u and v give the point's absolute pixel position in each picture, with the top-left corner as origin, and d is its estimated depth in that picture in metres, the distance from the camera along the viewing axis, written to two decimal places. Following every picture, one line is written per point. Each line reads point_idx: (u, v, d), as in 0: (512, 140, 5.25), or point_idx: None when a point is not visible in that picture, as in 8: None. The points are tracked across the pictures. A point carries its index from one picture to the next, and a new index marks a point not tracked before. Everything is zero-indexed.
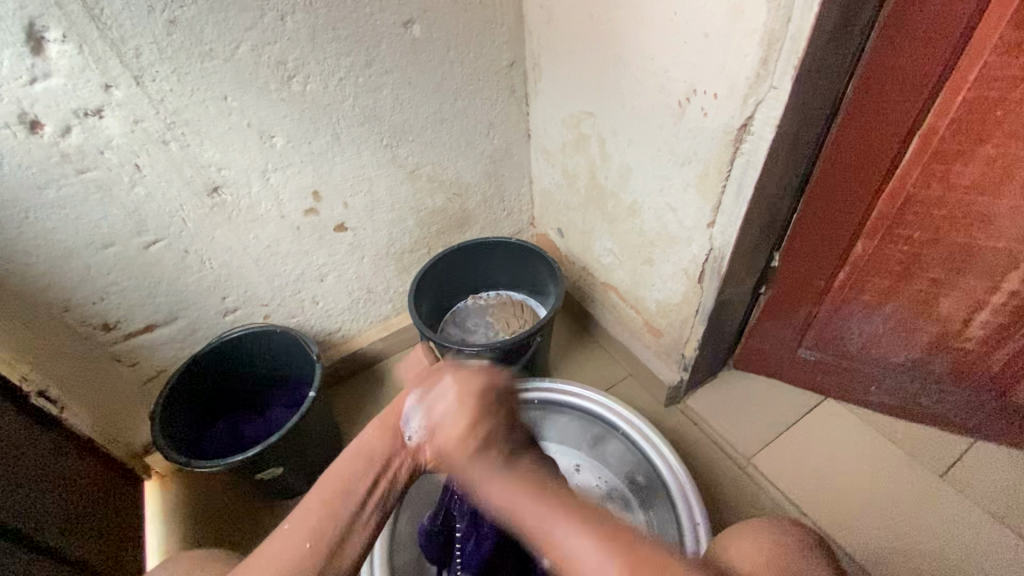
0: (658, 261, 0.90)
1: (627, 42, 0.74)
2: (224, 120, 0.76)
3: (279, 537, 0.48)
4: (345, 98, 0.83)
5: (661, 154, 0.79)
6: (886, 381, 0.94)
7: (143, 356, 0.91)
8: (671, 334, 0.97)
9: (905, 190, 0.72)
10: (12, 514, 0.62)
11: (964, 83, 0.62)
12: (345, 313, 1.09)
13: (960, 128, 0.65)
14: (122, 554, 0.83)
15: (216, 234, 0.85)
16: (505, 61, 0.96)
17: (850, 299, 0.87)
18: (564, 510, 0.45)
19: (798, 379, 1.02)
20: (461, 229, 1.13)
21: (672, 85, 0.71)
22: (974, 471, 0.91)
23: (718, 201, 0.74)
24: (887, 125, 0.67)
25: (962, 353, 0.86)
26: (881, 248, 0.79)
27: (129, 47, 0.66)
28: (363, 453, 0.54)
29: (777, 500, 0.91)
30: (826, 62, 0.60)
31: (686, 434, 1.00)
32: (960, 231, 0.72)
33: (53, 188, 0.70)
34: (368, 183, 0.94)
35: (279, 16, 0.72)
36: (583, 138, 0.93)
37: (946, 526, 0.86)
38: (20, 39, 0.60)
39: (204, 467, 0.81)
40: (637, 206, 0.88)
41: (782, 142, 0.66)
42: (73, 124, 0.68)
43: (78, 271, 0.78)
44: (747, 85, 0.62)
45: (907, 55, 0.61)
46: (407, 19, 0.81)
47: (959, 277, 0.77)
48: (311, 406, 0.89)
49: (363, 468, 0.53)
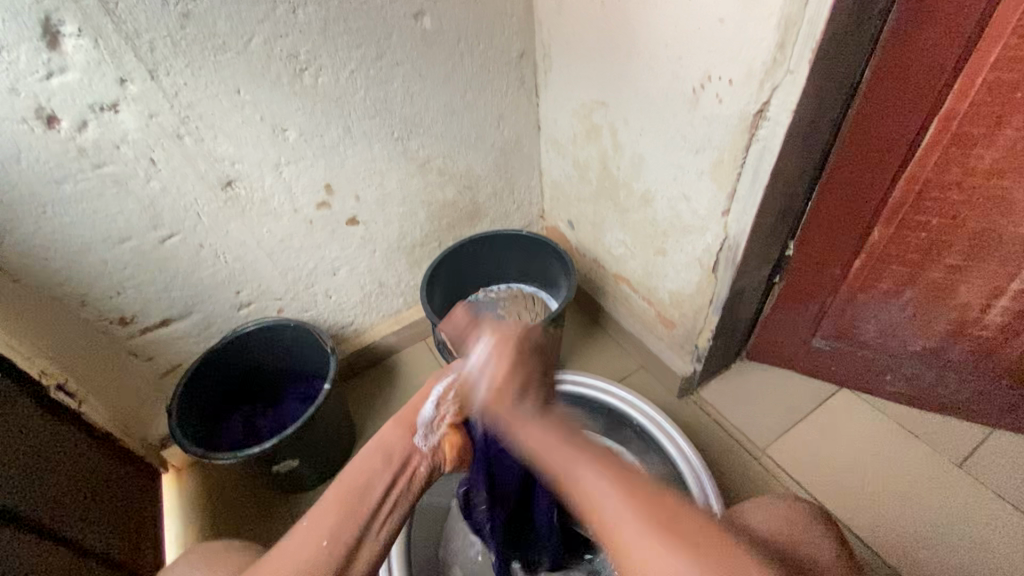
0: (672, 251, 0.90)
1: (639, 30, 0.74)
2: (237, 114, 0.76)
3: (299, 532, 0.48)
4: (356, 91, 0.83)
5: (674, 142, 0.78)
6: (902, 369, 0.94)
7: (159, 350, 0.92)
8: (685, 325, 0.97)
9: (923, 176, 0.71)
10: (30, 505, 0.63)
11: (984, 65, 0.61)
12: (357, 306, 1.09)
13: (979, 111, 0.64)
14: (140, 546, 0.83)
15: (229, 229, 0.86)
16: (515, 52, 0.95)
17: (866, 287, 0.86)
18: (612, 468, 0.43)
19: (812, 369, 1.01)
20: (471, 222, 1.13)
21: (685, 73, 0.71)
22: (991, 460, 0.91)
23: (733, 188, 0.73)
24: (903, 111, 0.66)
25: (979, 341, 0.85)
26: (898, 235, 0.78)
27: (143, 41, 0.66)
28: (380, 448, 0.55)
29: (794, 491, 0.90)
30: (843, 45, 0.59)
31: (699, 425, 1.00)
32: (981, 217, 0.72)
33: (71, 182, 0.71)
34: (379, 176, 0.94)
35: (291, 8, 0.72)
36: (594, 129, 0.93)
37: (965, 515, 0.85)
38: (36, 34, 0.61)
39: (222, 459, 0.82)
40: (650, 196, 0.88)
41: (798, 127, 0.65)
42: (89, 118, 0.68)
43: (95, 265, 0.78)
44: (764, 70, 0.61)
45: (925, 39, 0.60)
46: (418, 11, 0.81)
47: (978, 263, 0.76)
48: (324, 400, 0.89)
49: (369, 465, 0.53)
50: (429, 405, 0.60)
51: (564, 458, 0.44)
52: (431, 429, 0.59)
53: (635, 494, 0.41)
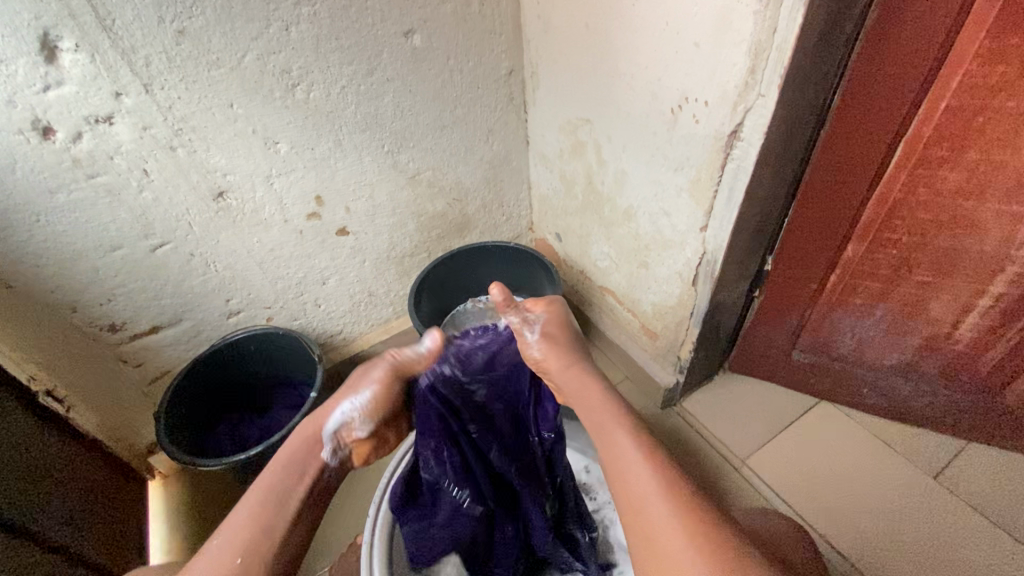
0: (654, 265, 0.92)
1: (621, 52, 0.77)
2: (229, 127, 0.78)
3: (214, 548, 0.51)
4: (347, 106, 0.85)
5: (655, 160, 0.81)
6: (878, 382, 0.96)
7: (148, 358, 0.93)
8: (667, 337, 0.98)
9: (892, 196, 0.74)
10: (17, 509, 0.64)
11: (945, 92, 0.64)
12: (346, 316, 1.11)
13: (943, 135, 0.67)
14: (125, 552, 0.84)
15: (220, 238, 0.87)
16: (503, 70, 0.98)
17: (841, 302, 0.89)
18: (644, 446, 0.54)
19: (793, 381, 1.03)
20: (461, 233, 1.15)
21: (664, 93, 0.73)
22: (966, 472, 0.93)
23: (710, 205, 0.76)
24: (871, 134, 0.69)
25: (952, 356, 0.88)
26: (870, 253, 0.81)
27: (139, 56, 0.68)
28: (290, 462, 0.58)
29: (773, 502, 0.92)
30: (811, 71, 0.62)
31: (682, 435, 1.02)
32: (948, 235, 0.74)
33: (64, 192, 0.72)
34: (369, 188, 0.96)
35: (284, 26, 0.74)
36: (579, 144, 0.96)
37: (940, 527, 0.87)
38: (34, 48, 0.63)
39: (208, 466, 0.83)
40: (632, 211, 0.90)
41: (770, 148, 0.68)
42: (84, 130, 0.70)
43: (87, 273, 0.80)
44: (736, 93, 0.64)
45: (889, 67, 0.63)
46: (408, 29, 0.84)
47: (947, 280, 0.79)
48: (311, 408, 0.90)
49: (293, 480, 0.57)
50: (340, 412, 0.62)
51: (608, 424, 0.57)
52: (339, 441, 0.62)
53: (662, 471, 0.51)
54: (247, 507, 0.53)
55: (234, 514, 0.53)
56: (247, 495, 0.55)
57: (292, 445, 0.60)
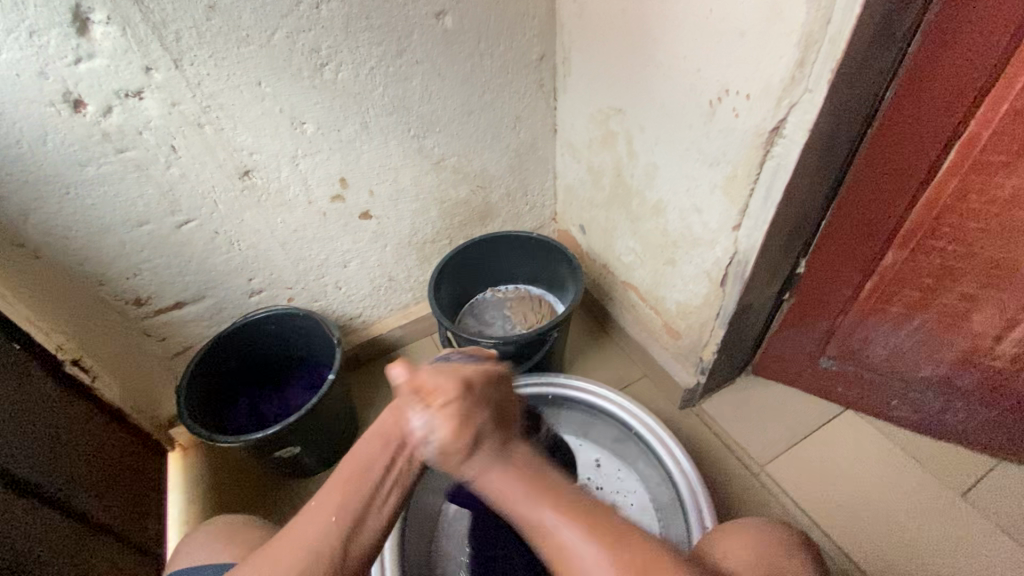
0: (681, 263, 0.89)
1: (659, 40, 0.74)
2: (258, 105, 0.78)
3: (310, 515, 0.48)
4: (375, 88, 0.84)
5: (689, 154, 0.78)
6: (909, 394, 0.92)
7: (170, 332, 0.94)
8: (690, 337, 0.96)
9: (940, 202, 0.70)
10: (44, 476, 0.66)
11: (1009, 94, 0.59)
12: (366, 299, 1.11)
13: (1003, 139, 0.62)
14: (146, 521, 0.86)
15: (244, 217, 0.87)
16: (535, 55, 0.95)
17: (876, 310, 0.85)
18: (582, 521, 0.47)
19: (818, 387, 1.01)
20: (483, 222, 1.14)
21: (704, 85, 0.70)
22: (994, 492, 0.89)
23: (746, 204, 0.73)
24: (922, 136, 0.65)
25: (991, 372, 0.83)
26: (912, 260, 0.77)
27: (169, 31, 0.67)
28: (384, 436, 0.53)
29: (789, 509, 0.90)
30: (864, 67, 0.59)
31: (700, 437, 1.00)
32: (997, 246, 0.70)
33: (93, 166, 0.73)
34: (394, 172, 0.95)
35: (315, 4, 0.73)
36: (610, 135, 0.93)
37: (965, 547, 0.84)
38: (66, 20, 0.62)
39: (226, 442, 0.83)
40: (661, 206, 0.87)
41: (815, 147, 0.64)
42: (114, 104, 0.70)
43: (114, 246, 0.80)
44: (782, 87, 0.61)
45: (947, 64, 0.59)
46: (440, 11, 0.81)
47: (993, 293, 0.74)
48: (328, 390, 0.91)
49: (383, 453, 0.52)
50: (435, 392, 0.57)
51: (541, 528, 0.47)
52: None
53: (574, 511, 0.47)
54: (346, 473, 0.51)
55: (331, 480, 0.50)
56: (346, 461, 0.52)
57: (386, 421, 0.54)
